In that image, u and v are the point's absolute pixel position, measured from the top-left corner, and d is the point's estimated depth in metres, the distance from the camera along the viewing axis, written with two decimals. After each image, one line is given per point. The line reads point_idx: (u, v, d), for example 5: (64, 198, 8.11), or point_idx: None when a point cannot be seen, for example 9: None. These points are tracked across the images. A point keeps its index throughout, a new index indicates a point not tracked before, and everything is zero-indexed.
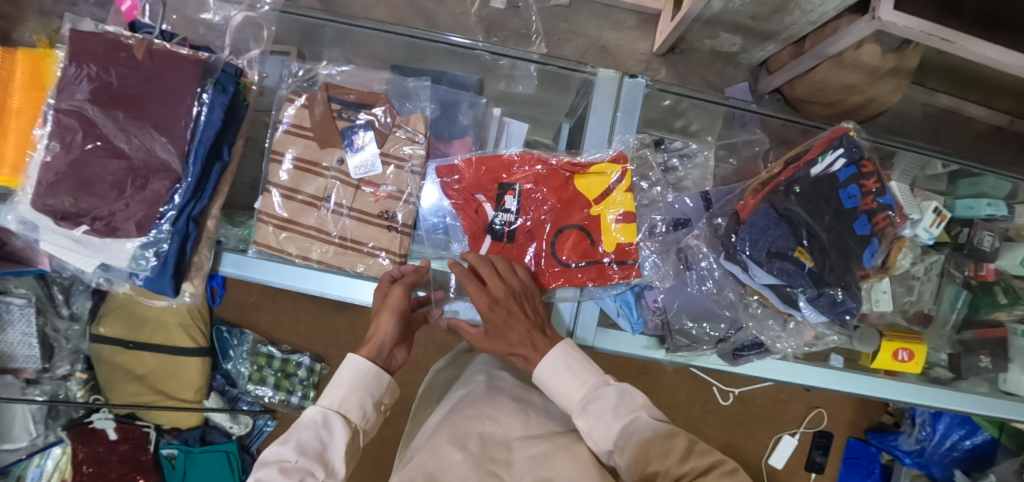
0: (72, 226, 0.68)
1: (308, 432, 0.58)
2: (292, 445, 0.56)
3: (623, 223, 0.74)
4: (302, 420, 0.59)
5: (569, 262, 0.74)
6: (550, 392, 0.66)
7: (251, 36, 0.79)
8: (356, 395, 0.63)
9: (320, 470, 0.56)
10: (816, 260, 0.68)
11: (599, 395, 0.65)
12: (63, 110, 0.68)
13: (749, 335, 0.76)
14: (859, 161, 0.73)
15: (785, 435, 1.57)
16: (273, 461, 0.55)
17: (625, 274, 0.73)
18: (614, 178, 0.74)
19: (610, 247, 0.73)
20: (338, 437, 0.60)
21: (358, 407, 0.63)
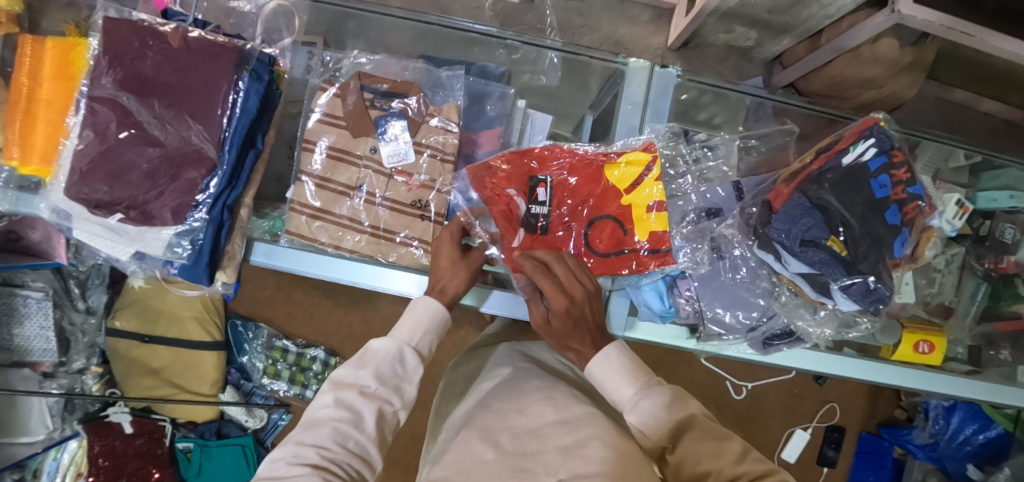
0: (106, 214, 0.68)
1: (384, 363, 0.63)
2: (369, 372, 0.62)
3: (657, 212, 0.74)
4: (376, 349, 0.64)
5: (605, 252, 0.73)
6: (603, 389, 0.67)
7: (283, 25, 0.80)
8: (422, 332, 0.67)
9: (395, 398, 0.62)
10: (849, 249, 0.67)
11: (650, 392, 0.63)
12: (97, 98, 0.68)
13: (781, 324, 0.76)
14: (890, 150, 0.73)
15: (797, 429, 1.57)
16: (352, 383, 0.60)
17: (659, 260, 0.73)
18: (649, 168, 0.74)
19: (645, 236, 0.73)
20: (411, 371, 0.64)
21: (425, 342, 0.67)
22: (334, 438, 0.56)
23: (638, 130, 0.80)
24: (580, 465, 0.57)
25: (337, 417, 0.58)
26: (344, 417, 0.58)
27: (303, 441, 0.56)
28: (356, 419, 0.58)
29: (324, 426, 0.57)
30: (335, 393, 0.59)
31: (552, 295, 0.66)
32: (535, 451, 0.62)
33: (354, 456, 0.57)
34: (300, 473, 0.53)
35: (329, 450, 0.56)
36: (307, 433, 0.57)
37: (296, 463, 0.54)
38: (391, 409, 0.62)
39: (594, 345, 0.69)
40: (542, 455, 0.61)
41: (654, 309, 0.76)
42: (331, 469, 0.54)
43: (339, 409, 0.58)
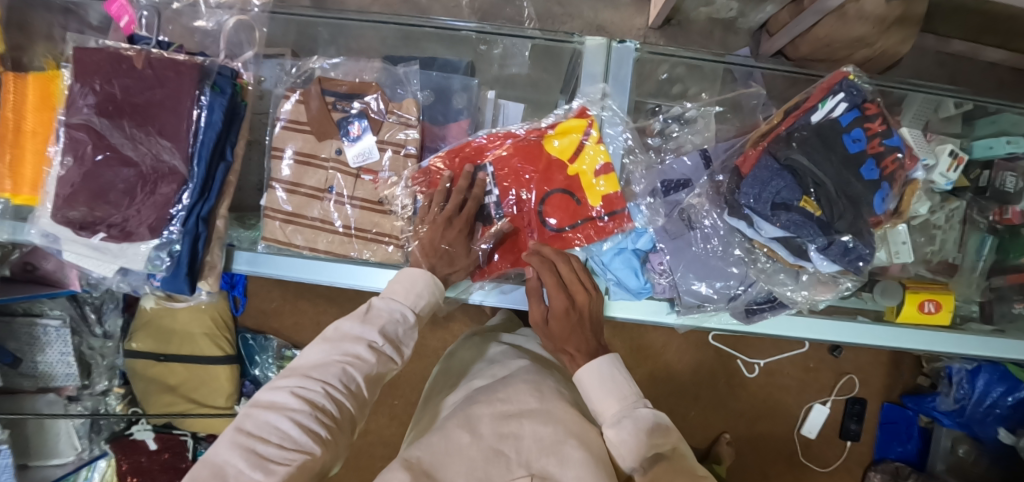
0: (89, 234, 0.72)
1: (391, 324, 0.65)
2: (377, 327, 0.63)
3: (603, 175, 0.74)
4: (385, 307, 0.65)
5: (562, 226, 0.74)
6: (587, 397, 0.67)
7: (245, 40, 0.81)
8: (427, 297, 0.68)
9: (397, 356, 0.65)
10: (823, 208, 0.65)
11: (634, 415, 0.63)
12: (74, 124, 0.71)
13: (762, 291, 0.74)
14: (862, 104, 0.71)
15: (816, 403, 1.54)
16: (360, 336, 0.62)
17: (618, 220, 0.73)
18: (587, 132, 0.74)
19: (597, 200, 0.73)
20: (413, 333, 0.67)
21: (427, 304, 0.69)
22: (338, 378, 0.59)
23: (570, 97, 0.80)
24: (554, 463, 0.58)
25: (342, 360, 0.60)
26: (349, 363, 0.60)
27: (309, 376, 0.59)
28: (360, 368, 0.61)
29: (331, 366, 0.60)
30: (344, 341, 0.61)
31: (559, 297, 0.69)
32: (513, 437, 0.62)
33: (350, 399, 0.60)
34: (298, 407, 0.56)
35: (330, 390, 0.58)
36: (313, 367, 0.60)
37: (297, 394, 0.57)
38: (391, 364, 0.64)
39: (590, 355, 0.69)
40: (520, 442, 0.61)
41: (630, 287, 0.74)
42: (327, 408, 0.57)
43: (346, 354, 0.61)
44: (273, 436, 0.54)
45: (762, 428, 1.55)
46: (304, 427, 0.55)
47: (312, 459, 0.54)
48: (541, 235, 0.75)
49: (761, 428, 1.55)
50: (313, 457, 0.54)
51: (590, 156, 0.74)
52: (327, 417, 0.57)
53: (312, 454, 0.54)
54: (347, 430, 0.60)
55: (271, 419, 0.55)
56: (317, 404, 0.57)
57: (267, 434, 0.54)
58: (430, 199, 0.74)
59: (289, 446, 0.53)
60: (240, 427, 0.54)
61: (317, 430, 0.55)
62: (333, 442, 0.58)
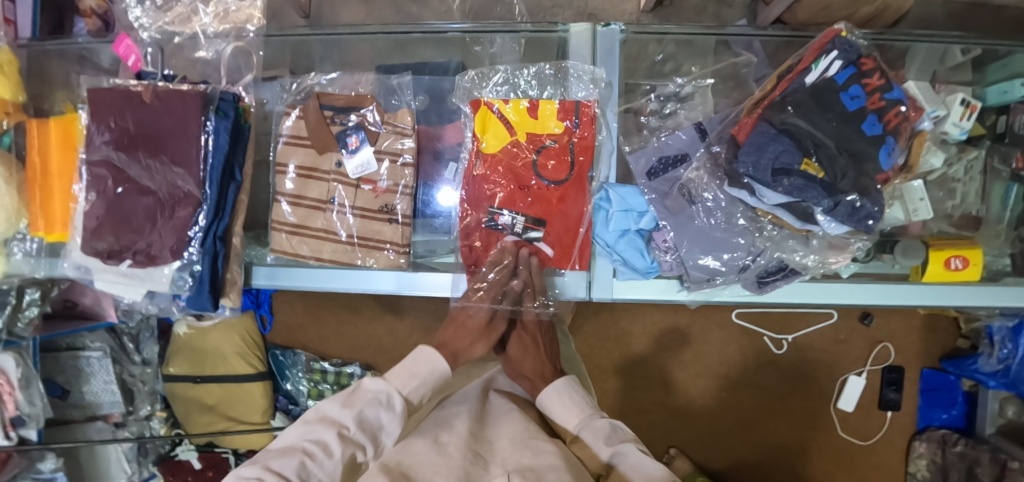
0: (118, 262, 0.77)
1: (371, 408, 0.63)
2: (355, 410, 0.62)
3: (538, 106, 0.75)
4: (369, 389, 0.65)
5: (563, 166, 0.74)
6: (556, 417, 0.75)
7: (243, 64, 0.84)
8: (421, 384, 0.70)
9: (370, 447, 0.62)
10: (825, 170, 0.64)
11: (592, 424, 0.71)
12: (95, 163, 0.77)
13: (773, 260, 0.74)
14: (857, 60, 0.70)
15: (851, 375, 1.50)
16: (334, 421, 0.61)
17: (589, 113, 0.75)
18: (494, 112, 0.75)
19: (560, 123, 0.75)
20: (394, 421, 0.64)
21: (419, 392, 0.70)
22: (297, 471, 0.56)
23: (472, 92, 0.81)
24: None
25: (307, 449, 0.58)
26: (314, 454, 0.58)
27: (269, 466, 0.57)
28: (324, 459, 0.58)
29: (292, 456, 0.57)
30: (316, 428, 0.60)
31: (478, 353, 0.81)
32: None
33: None
34: None
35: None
36: (274, 458, 0.57)
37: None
38: (363, 457, 0.62)
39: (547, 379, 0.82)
40: None
41: (638, 267, 0.75)
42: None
43: (312, 443, 0.59)
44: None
45: (797, 406, 1.52)
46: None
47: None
48: (571, 192, 0.74)
49: (796, 406, 1.52)
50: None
51: (516, 118, 0.75)
52: None
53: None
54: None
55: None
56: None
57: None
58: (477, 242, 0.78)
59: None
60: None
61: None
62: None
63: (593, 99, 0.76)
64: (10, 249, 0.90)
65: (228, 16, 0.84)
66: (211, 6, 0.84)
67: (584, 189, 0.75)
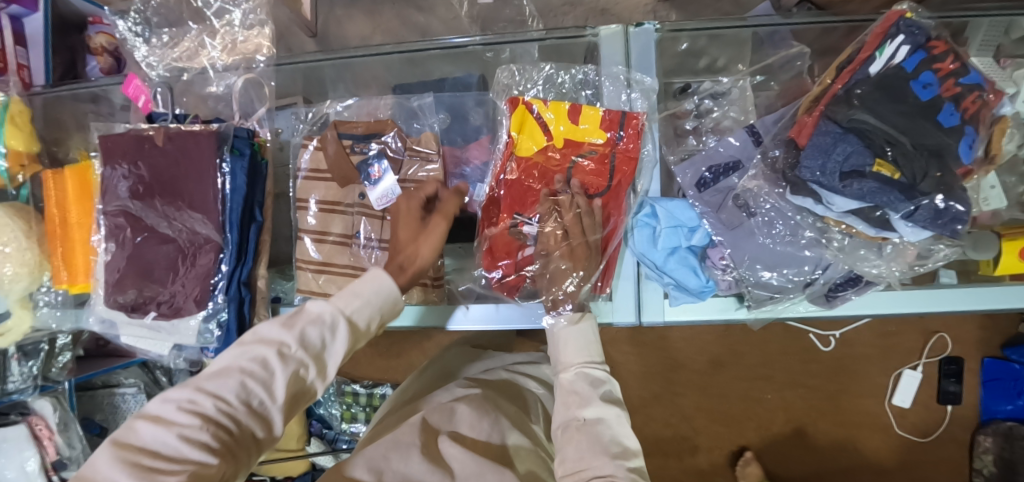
0: (142, 315, 0.74)
1: (313, 327, 0.52)
2: (297, 332, 0.51)
3: (583, 111, 0.71)
4: (312, 308, 0.53)
5: (604, 179, 0.70)
6: (555, 346, 0.64)
7: (255, 97, 0.80)
8: (371, 306, 0.56)
9: (315, 366, 0.52)
10: (902, 169, 0.57)
11: (589, 374, 0.60)
12: (113, 213, 0.74)
13: (842, 272, 0.66)
14: (927, 43, 0.62)
15: (905, 370, 1.40)
16: (271, 339, 0.50)
17: (635, 126, 0.70)
18: (533, 112, 0.71)
19: (602, 132, 0.70)
20: (340, 340, 0.53)
21: (368, 314, 0.56)
22: (236, 393, 0.47)
23: (511, 88, 0.78)
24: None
25: (242, 368, 0.48)
26: (253, 372, 0.48)
27: (202, 386, 0.48)
28: (263, 377, 0.49)
29: (230, 377, 0.48)
30: (250, 347, 0.50)
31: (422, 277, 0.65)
32: None
33: (249, 418, 0.48)
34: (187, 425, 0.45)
35: (226, 408, 0.47)
36: (208, 378, 0.48)
37: (185, 409, 0.46)
38: (306, 378, 0.52)
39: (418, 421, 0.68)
40: None
41: (691, 287, 0.69)
42: (222, 431, 0.46)
43: (245, 363, 0.49)
44: (154, 458, 0.44)
45: (850, 405, 1.44)
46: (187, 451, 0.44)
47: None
48: (609, 208, 0.70)
49: (850, 405, 1.44)
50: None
51: (555, 122, 0.71)
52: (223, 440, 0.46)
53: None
54: (244, 457, 0.48)
55: (150, 438, 0.44)
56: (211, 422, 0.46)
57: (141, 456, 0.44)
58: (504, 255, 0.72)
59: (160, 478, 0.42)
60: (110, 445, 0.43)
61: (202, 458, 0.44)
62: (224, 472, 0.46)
63: (643, 113, 0.71)
64: (36, 304, 0.89)
65: (237, 47, 0.81)
66: (219, 38, 0.81)
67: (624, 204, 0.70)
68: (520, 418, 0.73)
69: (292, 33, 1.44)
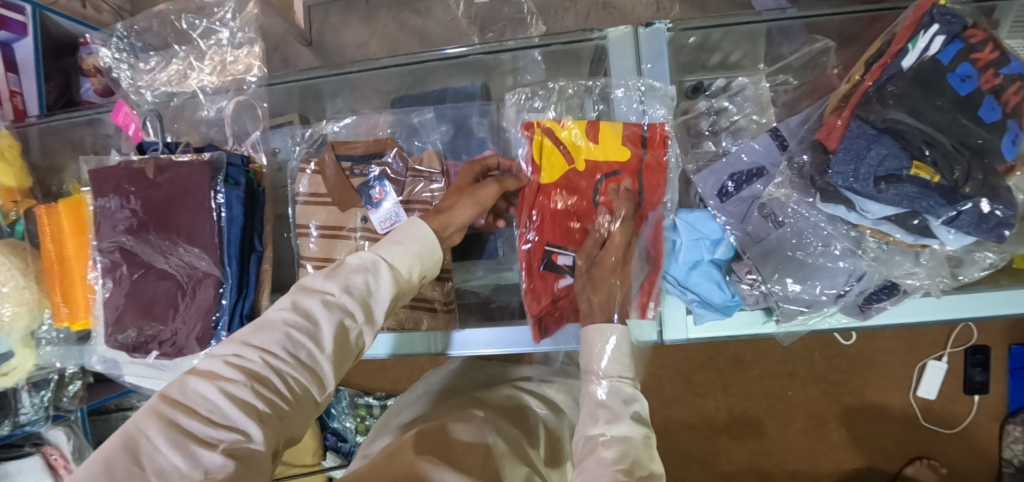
0: (144, 354, 0.71)
1: (357, 275, 0.53)
2: (340, 281, 0.52)
3: (600, 130, 0.66)
4: (353, 260, 0.54)
5: (640, 197, 0.65)
6: (581, 353, 0.58)
7: (248, 119, 0.76)
8: (411, 253, 0.57)
9: (359, 313, 0.52)
10: (942, 172, 0.51)
11: (617, 388, 0.54)
12: (108, 250, 0.71)
13: (877, 281, 0.62)
14: (964, 32, 0.56)
15: (929, 360, 1.35)
16: (316, 290, 0.52)
17: (659, 133, 0.67)
18: (550, 136, 0.67)
19: (627, 147, 0.66)
20: (384, 287, 0.54)
21: (408, 263, 0.57)
22: (282, 345, 0.48)
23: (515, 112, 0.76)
24: None
25: (287, 321, 0.49)
26: (297, 324, 0.49)
27: (248, 342, 0.48)
28: (309, 330, 0.49)
29: (275, 329, 0.48)
30: (294, 296, 0.51)
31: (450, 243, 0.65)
32: None
33: (297, 368, 0.48)
34: (231, 379, 0.45)
35: (273, 358, 0.47)
36: (254, 333, 0.48)
37: (232, 364, 0.47)
38: (352, 327, 0.52)
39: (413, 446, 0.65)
40: None
41: (716, 301, 0.65)
42: (271, 381, 0.46)
43: (290, 316, 0.49)
44: (201, 411, 0.43)
45: (874, 399, 1.38)
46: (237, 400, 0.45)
47: (224, 451, 0.41)
48: (647, 229, 0.65)
49: (872, 398, 1.38)
50: (220, 453, 0.41)
51: (576, 144, 0.66)
52: (269, 391, 0.46)
53: (238, 439, 0.42)
54: (299, 409, 0.48)
55: (197, 390, 0.44)
56: (258, 375, 0.46)
57: (189, 410, 0.43)
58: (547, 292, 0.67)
59: (209, 426, 0.42)
60: (159, 396, 0.43)
61: (252, 406, 0.44)
62: (277, 421, 0.46)
63: (666, 120, 0.68)
64: (39, 343, 0.87)
65: (227, 69, 0.79)
66: (207, 59, 0.80)
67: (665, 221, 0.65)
68: (521, 441, 0.70)
69: (287, 43, 1.41)
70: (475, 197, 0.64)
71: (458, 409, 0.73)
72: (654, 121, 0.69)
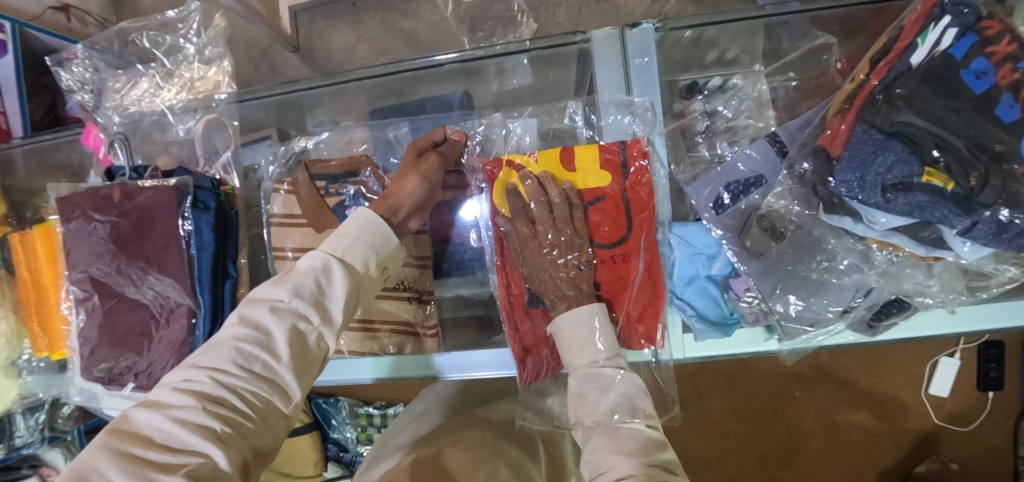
0: (120, 387, 0.69)
1: (307, 276, 0.53)
2: (288, 286, 0.52)
3: (575, 155, 0.63)
4: (301, 264, 0.54)
5: (620, 223, 0.63)
6: (560, 345, 0.59)
7: (216, 138, 0.75)
8: (362, 246, 0.57)
9: (313, 314, 0.52)
10: (957, 178, 0.45)
11: (597, 373, 0.55)
12: (77, 281, 0.68)
13: (886, 295, 0.58)
14: (979, 24, 0.50)
15: (942, 357, 1.27)
16: (264, 299, 0.52)
17: (638, 151, 0.63)
18: (519, 171, 0.64)
19: (606, 171, 0.63)
20: (338, 285, 0.54)
21: (363, 255, 0.57)
22: (235, 360, 0.48)
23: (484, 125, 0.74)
24: None
25: (238, 338, 0.50)
26: (247, 337, 0.49)
27: (199, 364, 0.49)
28: (263, 340, 0.50)
29: (224, 346, 0.49)
30: (242, 310, 0.51)
31: (410, 226, 0.65)
32: None
33: (254, 381, 0.48)
34: (182, 404, 0.45)
35: (225, 376, 0.48)
36: (204, 355, 0.49)
37: (186, 389, 0.47)
38: (308, 329, 0.52)
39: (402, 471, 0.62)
40: None
41: (711, 317, 0.62)
42: (227, 399, 0.47)
43: (240, 330, 0.50)
44: (157, 440, 0.44)
45: (884, 398, 1.30)
46: (193, 424, 0.44)
47: (186, 473, 0.41)
48: (636, 256, 0.63)
49: (883, 396, 1.30)
50: (179, 476, 0.40)
51: (551, 174, 0.63)
52: (226, 409, 0.46)
53: (198, 462, 0.42)
54: (265, 423, 0.48)
55: (150, 420, 0.44)
56: (212, 395, 0.47)
57: (146, 439, 0.44)
58: (525, 329, 0.67)
59: (166, 454, 0.42)
60: (111, 429, 0.43)
61: (208, 428, 0.44)
62: (240, 440, 0.46)
63: (643, 135, 0.64)
64: (20, 372, 0.85)
65: (196, 86, 0.79)
66: (175, 79, 0.80)
67: (650, 250, 0.62)
68: (526, 464, 0.66)
69: (275, 50, 1.37)
70: (422, 172, 0.65)
71: (458, 428, 0.69)
72: (630, 137, 0.65)
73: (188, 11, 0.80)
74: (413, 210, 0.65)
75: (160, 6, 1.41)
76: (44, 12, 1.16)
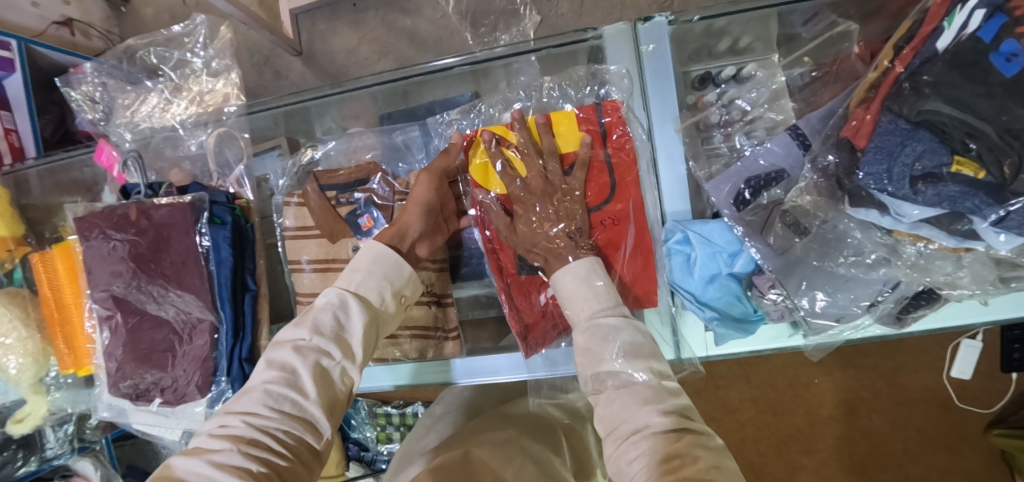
0: (148, 402, 0.69)
1: (325, 312, 0.54)
2: (308, 324, 0.53)
3: (554, 122, 0.66)
4: (319, 302, 0.55)
5: (606, 189, 0.65)
6: (565, 303, 0.59)
7: (229, 150, 0.75)
8: (376, 277, 0.58)
9: (335, 350, 0.53)
10: (988, 167, 0.43)
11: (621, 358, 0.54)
12: (100, 300, 0.68)
13: (917, 286, 0.56)
14: (1011, 2, 0.44)
15: (964, 340, 1.24)
16: (287, 340, 0.53)
17: (617, 117, 0.66)
18: (511, 150, 0.66)
19: (583, 134, 0.66)
20: (355, 318, 0.55)
21: (378, 287, 0.58)
22: (265, 402, 0.49)
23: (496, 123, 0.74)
24: None
25: (264, 381, 0.50)
26: (275, 379, 0.50)
27: (232, 410, 0.49)
28: (290, 379, 0.50)
29: (254, 391, 0.50)
30: (268, 354, 0.52)
31: (417, 254, 0.65)
32: None
33: (286, 422, 0.49)
34: (218, 448, 0.46)
35: (257, 418, 0.48)
36: (236, 400, 0.50)
37: (222, 434, 0.48)
38: (331, 365, 0.53)
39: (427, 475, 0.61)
40: None
41: (736, 313, 0.61)
42: (261, 440, 0.47)
43: (268, 373, 0.51)
44: None
45: (904, 382, 1.28)
46: (229, 467, 0.45)
47: None
48: (630, 221, 0.65)
49: (903, 379, 1.28)
50: None
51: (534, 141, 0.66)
52: (261, 449, 0.46)
53: None
54: (299, 461, 0.49)
55: (189, 466, 0.45)
56: (246, 438, 0.47)
57: None
58: (525, 309, 0.68)
59: None
60: None
61: (245, 467, 0.45)
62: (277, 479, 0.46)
63: (620, 100, 0.67)
64: (48, 389, 0.85)
65: (205, 99, 0.79)
66: (185, 93, 0.80)
67: (637, 214, 0.65)
68: (552, 459, 0.66)
69: (278, 55, 1.37)
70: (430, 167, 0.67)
71: (482, 428, 0.69)
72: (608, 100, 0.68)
73: (195, 25, 0.80)
74: (419, 237, 0.65)
75: (161, 15, 1.40)
76: (48, 28, 1.16)
